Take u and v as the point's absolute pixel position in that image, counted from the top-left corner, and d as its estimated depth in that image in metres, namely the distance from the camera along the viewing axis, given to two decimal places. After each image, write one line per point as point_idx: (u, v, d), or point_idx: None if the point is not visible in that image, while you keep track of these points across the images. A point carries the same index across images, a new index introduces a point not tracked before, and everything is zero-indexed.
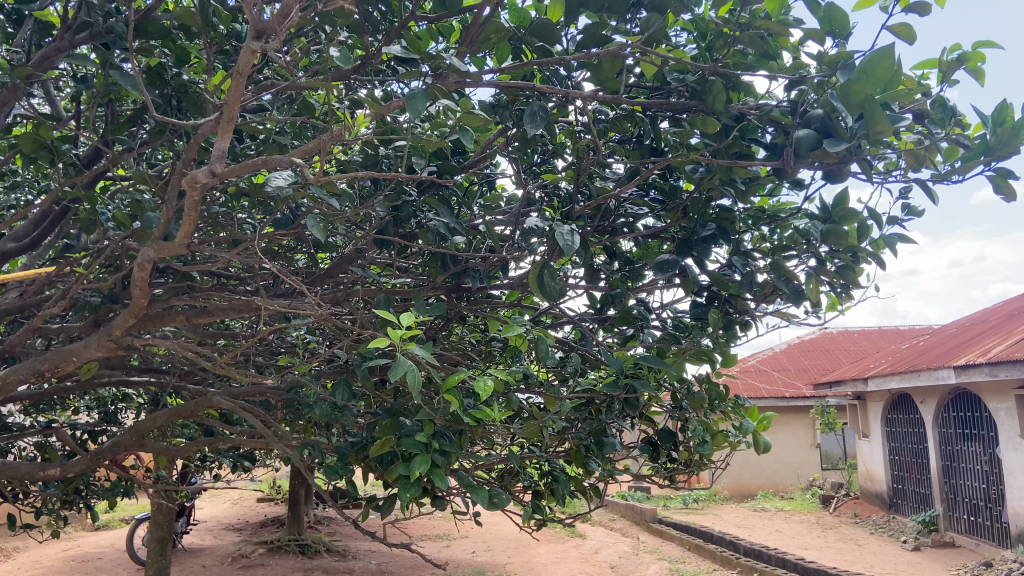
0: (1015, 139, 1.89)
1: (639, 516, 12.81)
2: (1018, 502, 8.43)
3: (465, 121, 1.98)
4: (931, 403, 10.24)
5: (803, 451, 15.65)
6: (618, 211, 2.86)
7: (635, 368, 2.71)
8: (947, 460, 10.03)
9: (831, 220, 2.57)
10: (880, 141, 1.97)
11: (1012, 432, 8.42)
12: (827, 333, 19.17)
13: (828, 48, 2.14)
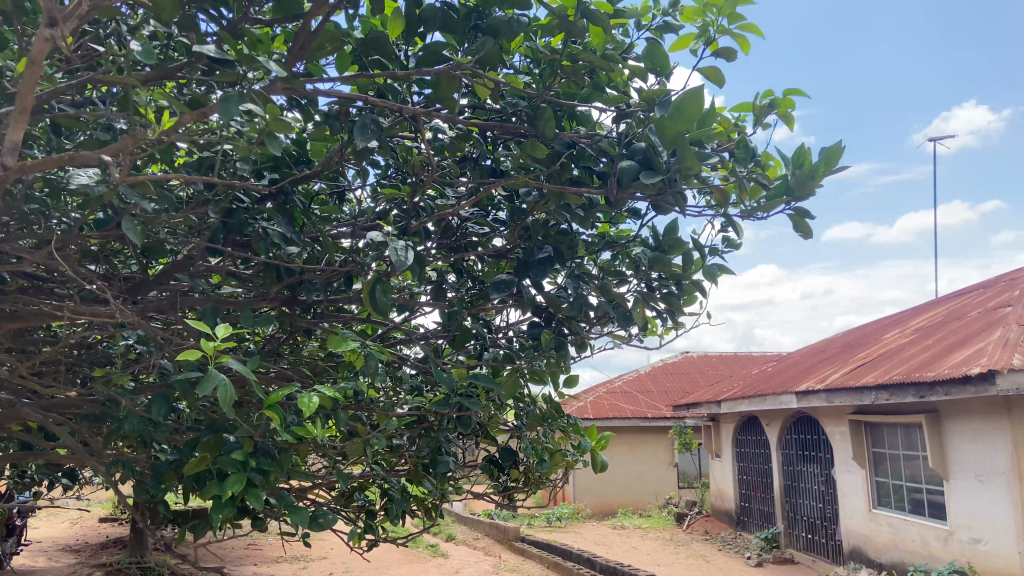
0: (811, 181, 2.04)
1: (502, 534, 12.87)
2: (849, 520, 9.06)
3: (274, 128, 1.85)
4: (775, 425, 10.89)
5: (662, 471, 16.25)
6: (462, 230, 2.89)
7: (468, 388, 2.71)
8: (789, 479, 10.68)
9: (660, 248, 2.69)
10: (692, 177, 2.07)
11: (846, 455, 9.05)
12: (687, 357, 20.09)
13: (651, 86, 2.26)
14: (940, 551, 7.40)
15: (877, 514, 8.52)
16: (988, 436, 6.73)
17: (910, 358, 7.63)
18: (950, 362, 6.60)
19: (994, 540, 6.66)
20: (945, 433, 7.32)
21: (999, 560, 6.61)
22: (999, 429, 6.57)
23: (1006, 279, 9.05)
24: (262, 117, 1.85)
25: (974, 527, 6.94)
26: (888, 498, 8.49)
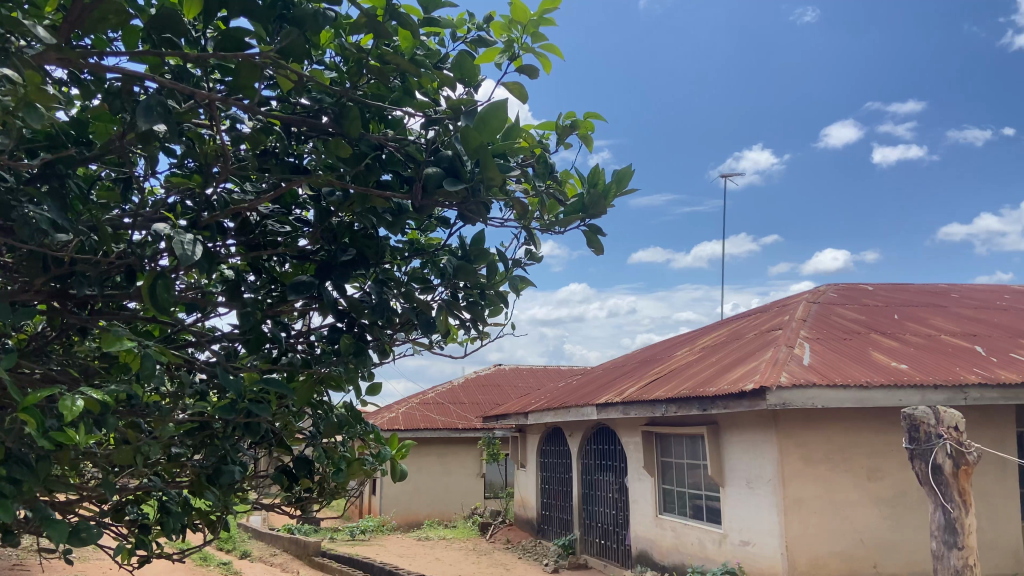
0: (603, 201, 2.16)
1: (302, 549, 12.42)
2: (638, 526, 9.65)
3: (30, 98, 1.72)
4: (577, 436, 11.39)
5: (469, 481, 16.43)
6: (261, 228, 2.75)
7: (258, 394, 2.57)
8: (586, 488, 11.20)
9: (466, 258, 2.72)
10: (494, 188, 2.11)
11: (638, 464, 9.65)
12: (500, 370, 20.56)
13: (459, 96, 2.29)
14: (715, 553, 8.06)
15: (662, 519, 9.13)
16: (758, 447, 7.43)
17: (696, 374, 8.28)
18: (729, 379, 7.23)
19: (759, 542, 7.35)
20: (723, 443, 8.01)
21: (763, 560, 7.31)
22: (767, 440, 7.28)
23: (779, 306, 10.10)
24: (17, 85, 1.69)
25: (744, 530, 7.62)
26: (672, 504, 9.11)
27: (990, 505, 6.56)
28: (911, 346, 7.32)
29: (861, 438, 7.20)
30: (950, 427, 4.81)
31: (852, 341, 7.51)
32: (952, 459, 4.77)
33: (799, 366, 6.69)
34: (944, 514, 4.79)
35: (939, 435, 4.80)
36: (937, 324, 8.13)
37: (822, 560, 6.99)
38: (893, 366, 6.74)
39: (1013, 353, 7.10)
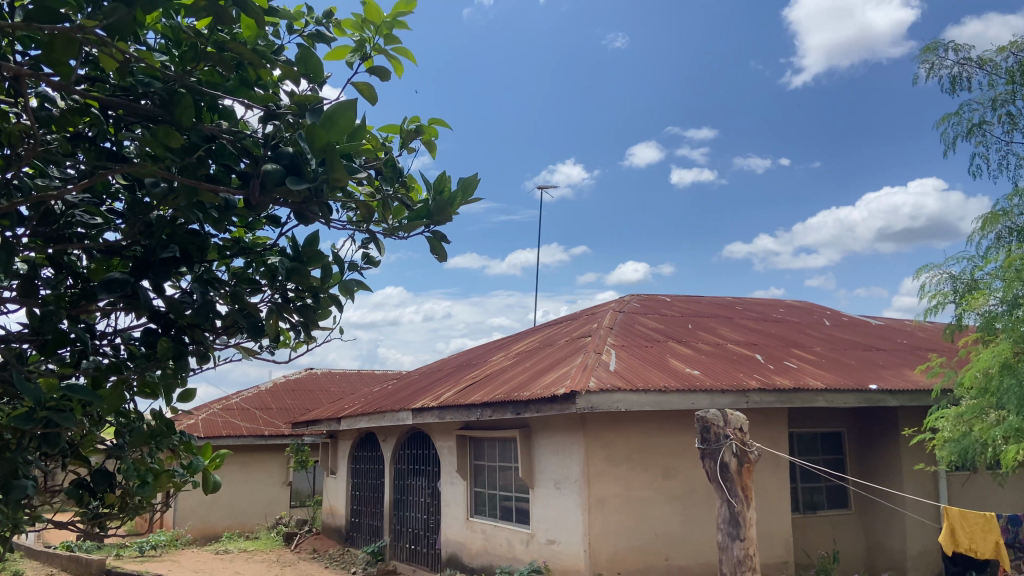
0: (449, 209, 2.17)
1: (81, 569, 11.26)
2: (449, 529, 9.74)
3: None
4: (390, 441, 11.30)
5: (274, 490, 15.72)
6: (65, 217, 2.49)
7: (58, 401, 2.30)
8: (398, 493, 11.12)
9: (300, 259, 2.61)
10: (338, 189, 2.06)
11: (451, 468, 9.74)
12: (310, 374, 19.92)
13: (302, 91, 2.24)
14: (522, 553, 8.32)
15: (473, 521, 9.26)
16: (567, 449, 7.76)
17: (511, 379, 8.51)
18: (542, 383, 7.51)
19: (565, 540, 7.66)
20: (534, 446, 8.29)
21: (567, 558, 7.63)
22: (575, 442, 7.62)
23: (588, 314, 10.65)
24: None
25: (551, 530, 7.92)
26: (483, 507, 9.27)
27: (766, 499, 7.31)
28: (704, 353, 8.00)
29: (658, 439, 7.76)
30: (736, 428, 5.35)
31: (653, 348, 8.08)
32: (737, 457, 5.26)
33: (606, 371, 7.09)
34: (728, 509, 5.23)
35: (726, 435, 5.30)
36: (724, 333, 8.95)
37: (621, 556, 7.41)
38: (688, 372, 7.32)
39: (786, 361, 7.98)
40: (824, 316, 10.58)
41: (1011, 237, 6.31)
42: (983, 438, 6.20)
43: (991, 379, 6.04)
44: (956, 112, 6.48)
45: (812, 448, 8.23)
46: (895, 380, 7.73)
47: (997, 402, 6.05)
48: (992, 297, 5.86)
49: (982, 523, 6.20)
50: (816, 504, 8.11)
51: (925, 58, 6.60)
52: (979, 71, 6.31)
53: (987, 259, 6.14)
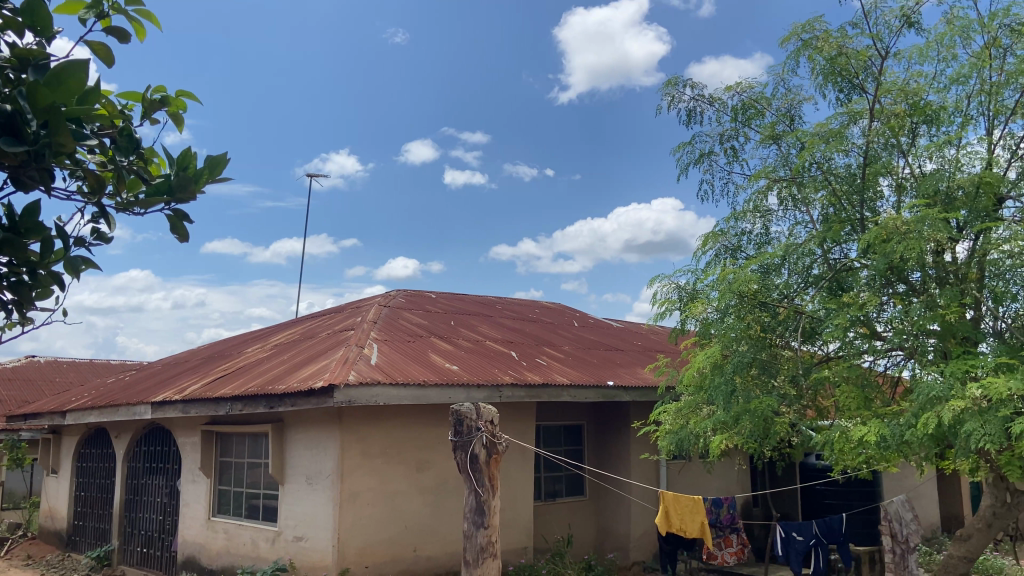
0: (192, 186, 2.07)
1: None
2: (188, 530, 9.13)
3: None
4: (125, 438, 10.34)
5: None
6: None
7: None
8: (131, 493, 10.23)
9: (15, 231, 2.33)
10: (64, 155, 1.89)
11: (194, 465, 9.14)
12: (31, 363, 17.62)
13: (25, 44, 2.03)
14: (267, 552, 8.03)
15: (215, 521, 8.76)
16: (320, 443, 7.63)
17: (266, 371, 8.19)
18: (299, 376, 7.31)
19: (313, 536, 7.52)
20: (287, 441, 8.04)
21: (313, 555, 7.48)
22: (330, 436, 7.52)
23: (351, 308, 10.53)
24: None
25: (299, 527, 7.72)
26: (227, 506, 8.80)
27: (511, 488, 7.71)
28: (462, 349, 8.26)
29: (413, 433, 7.88)
30: (487, 421, 5.59)
31: (414, 343, 8.18)
32: (486, 449, 5.48)
33: (366, 365, 7.06)
34: (476, 497, 5.40)
35: (478, 427, 5.52)
36: (483, 330, 9.31)
37: (369, 549, 7.42)
38: (446, 367, 7.51)
39: (537, 358, 8.48)
40: (574, 318, 11.39)
41: (726, 255, 7.24)
42: (696, 430, 7.00)
43: (705, 377, 6.87)
44: (690, 141, 7.28)
45: (555, 439, 8.84)
46: (629, 378, 8.54)
47: (709, 398, 6.92)
48: (709, 306, 6.67)
49: (692, 505, 7.04)
50: (556, 493, 8.72)
51: (667, 90, 7.35)
52: (710, 107, 7.17)
53: (707, 272, 7.00)
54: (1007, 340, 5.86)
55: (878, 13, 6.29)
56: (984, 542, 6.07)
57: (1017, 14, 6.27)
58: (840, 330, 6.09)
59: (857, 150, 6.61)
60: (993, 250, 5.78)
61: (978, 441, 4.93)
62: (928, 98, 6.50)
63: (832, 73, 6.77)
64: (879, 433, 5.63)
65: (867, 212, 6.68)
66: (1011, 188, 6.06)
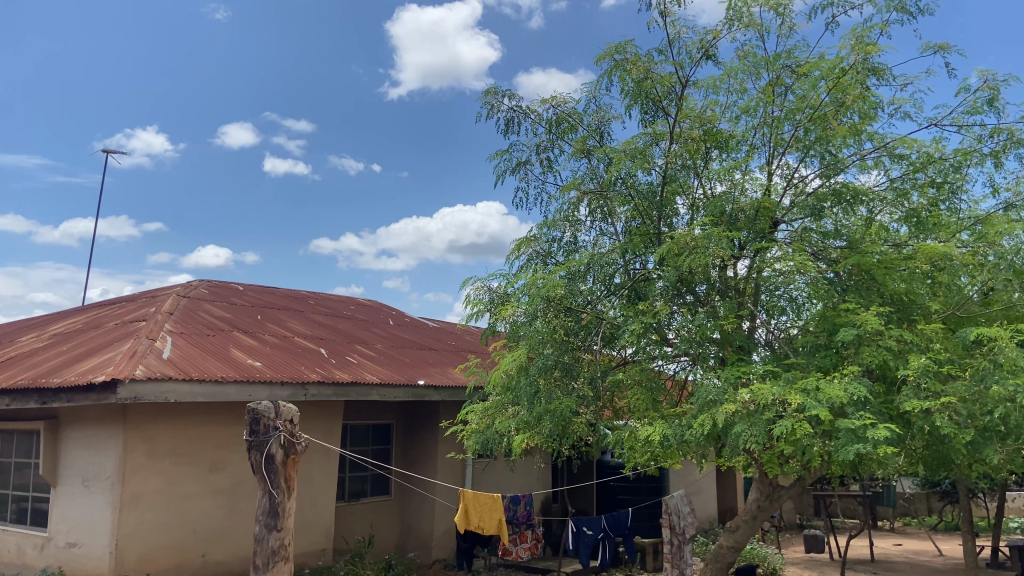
0: None
1: None
2: None
3: None
4: None
5: None
6: None
7: None
8: None
9: None
10: None
11: None
12: None
13: None
14: (33, 559, 7.29)
15: None
16: (100, 442, 7.02)
17: (40, 363, 7.41)
18: (78, 369, 6.68)
19: (86, 542, 6.91)
20: (62, 439, 7.33)
21: (87, 562, 6.88)
22: (112, 435, 6.94)
23: (147, 297, 9.78)
24: None
25: (72, 532, 7.08)
26: None
27: (311, 488, 7.52)
28: (267, 345, 7.93)
29: (208, 432, 7.47)
30: (286, 421, 5.38)
31: (213, 337, 7.75)
32: (284, 450, 5.29)
33: (157, 360, 6.58)
34: (269, 499, 5.20)
35: (275, 427, 5.31)
36: (291, 326, 9.01)
37: (152, 555, 6.94)
38: (247, 363, 7.17)
39: (347, 356, 8.32)
40: (390, 316, 11.32)
41: (536, 261, 7.49)
42: (500, 429, 7.16)
43: (511, 379, 7.04)
44: (507, 149, 7.46)
45: (362, 438, 8.73)
46: (440, 377, 8.60)
47: (514, 398, 7.10)
48: (518, 309, 6.84)
49: (490, 503, 7.25)
50: (360, 493, 8.62)
51: (487, 97, 7.50)
52: (526, 118, 7.40)
53: (517, 276, 7.20)
54: (775, 348, 6.50)
55: (681, 43, 6.77)
56: (748, 533, 6.67)
57: (795, 58, 6.98)
58: (634, 337, 6.48)
59: (658, 169, 7.07)
60: (768, 267, 6.36)
61: (745, 441, 5.42)
62: (720, 127, 7.09)
63: (639, 94, 7.19)
64: (663, 433, 6.03)
65: (665, 227, 7.17)
66: (785, 212, 6.74)
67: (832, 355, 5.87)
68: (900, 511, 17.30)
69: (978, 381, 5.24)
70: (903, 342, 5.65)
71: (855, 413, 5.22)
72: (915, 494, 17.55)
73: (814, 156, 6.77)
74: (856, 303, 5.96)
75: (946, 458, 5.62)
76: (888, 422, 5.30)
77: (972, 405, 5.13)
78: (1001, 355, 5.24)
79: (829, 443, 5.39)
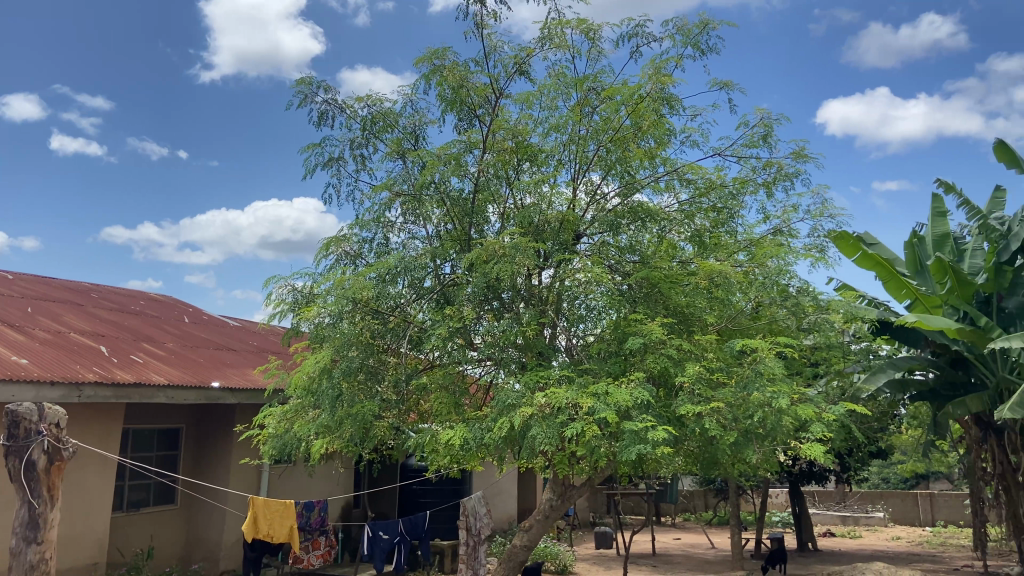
0: None
1: None
2: None
3: None
4: None
5: None
6: None
7: None
8: None
9: None
10: None
11: None
12: None
13: None
14: None
15: None
16: None
17: None
18: None
19: None
20: None
21: None
22: None
23: None
24: None
25: None
26: None
27: (83, 499, 6.90)
28: (37, 340, 7.17)
29: None
30: (51, 424, 4.87)
31: None
32: (47, 455, 4.78)
33: None
34: (28, 510, 4.71)
35: (38, 431, 4.79)
36: (68, 321, 8.19)
37: None
38: (12, 360, 6.43)
39: (132, 355, 7.71)
40: (185, 313, 10.62)
41: (345, 262, 7.36)
42: (297, 433, 6.96)
43: (313, 381, 6.85)
44: (319, 143, 7.28)
45: (146, 444, 8.13)
46: (236, 379, 8.21)
47: (314, 401, 6.89)
48: (323, 311, 6.69)
49: (283, 510, 7.04)
50: (140, 502, 8.02)
51: (300, 87, 7.28)
52: (340, 112, 7.26)
53: (324, 277, 7.04)
54: (573, 355, 6.82)
55: (497, 56, 6.95)
56: (540, 531, 6.97)
57: (602, 82, 7.39)
58: (440, 340, 6.54)
59: (470, 176, 7.20)
60: (568, 277, 6.63)
61: (540, 443, 5.63)
62: (531, 140, 7.34)
63: (454, 101, 7.30)
64: (463, 436, 6.14)
65: (475, 234, 7.32)
66: (586, 226, 7.12)
67: (621, 362, 6.27)
68: (682, 508, 18.76)
69: (742, 387, 5.82)
70: (682, 351, 6.15)
71: (638, 416, 5.60)
72: (694, 492, 19.18)
73: (615, 175, 7.21)
74: (643, 315, 6.43)
75: (714, 458, 6.19)
76: (667, 424, 5.75)
77: (736, 410, 5.69)
78: (762, 365, 5.85)
79: (615, 444, 5.72)
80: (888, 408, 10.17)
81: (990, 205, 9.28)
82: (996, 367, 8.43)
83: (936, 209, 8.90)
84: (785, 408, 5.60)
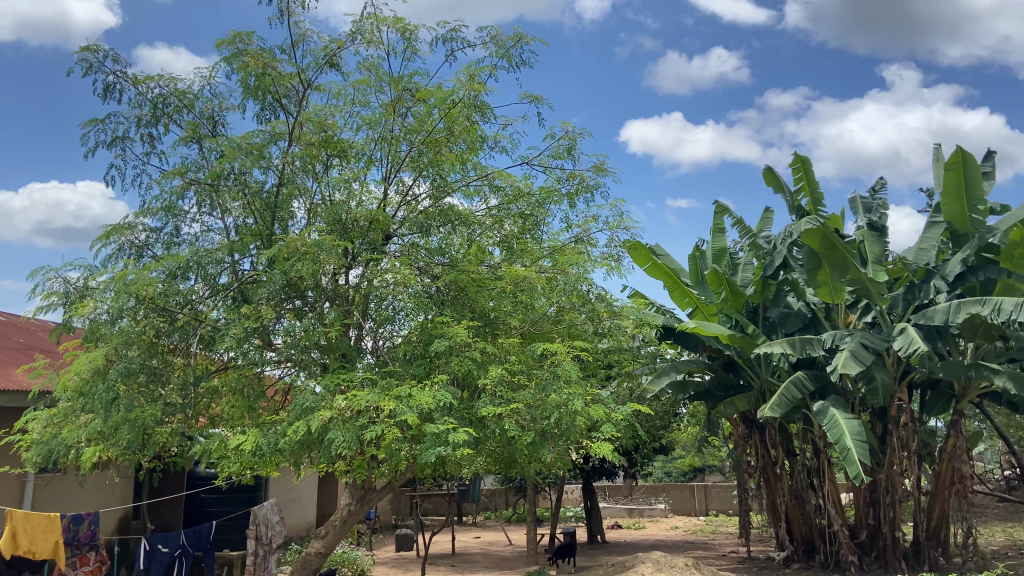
0: None
1: None
2: None
3: None
4: None
5: None
6: None
7: None
8: None
9: None
10: None
11: None
12: None
13: None
14: None
15: None
16: None
17: None
18: None
19: None
20: None
21: None
22: None
23: None
24: None
25: None
26: None
27: None
28: None
29: None
30: None
31: None
32: None
33: None
34: None
35: None
36: None
37: None
38: None
39: None
40: None
41: (128, 253, 6.80)
42: (66, 440, 6.31)
43: (85, 383, 6.22)
44: (103, 119, 6.68)
45: None
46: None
47: (85, 405, 6.26)
48: (100, 307, 6.12)
49: (46, 525, 6.42)
50: None
51: (85, 56, 6.62)
52: (130, 88, 6.70)
53: (102, 269, 6.47)
54: (378, 357, 6.75)
55: (305, 46, 6.74)
56: (337, 536, 6.82)
57: (416, 82, 7.40)
58: (234, 341, 6.21)
59: (274, 169, 6.93)
60: (377, 277, 6.55)
61: (337, 447, 5.52)
62: (340, 136, 7.17)
63: (258, 89, 6.98)
64: (256, 442, 5.89)
65: (278, 230, 7.01)
66: (396, 227, 7.07)
67: (426, 364, 6.28)
68: (483, 506, 19.16)
69: (541, 390, 6.06)
70: (486, 353, 6.28)
71: (440, 418, 5.64)
72: (496, 490, 19.68)
73: (426, 177, 7.22)
74: (448, 317, 6.49)
75: (511, 458, 6.38)
76: (468, 426, 5.84)
77: (535, 411, 5.90)
78: (560, 368, 6.14)
79: (415, 447, 5.72)
80: (670, 408, 11.04)
81: (760, 224, 10.33)
82: (760, 370, 9.38)
83: (716, 226, 9.78)
84: (578, 409, 5.90)
